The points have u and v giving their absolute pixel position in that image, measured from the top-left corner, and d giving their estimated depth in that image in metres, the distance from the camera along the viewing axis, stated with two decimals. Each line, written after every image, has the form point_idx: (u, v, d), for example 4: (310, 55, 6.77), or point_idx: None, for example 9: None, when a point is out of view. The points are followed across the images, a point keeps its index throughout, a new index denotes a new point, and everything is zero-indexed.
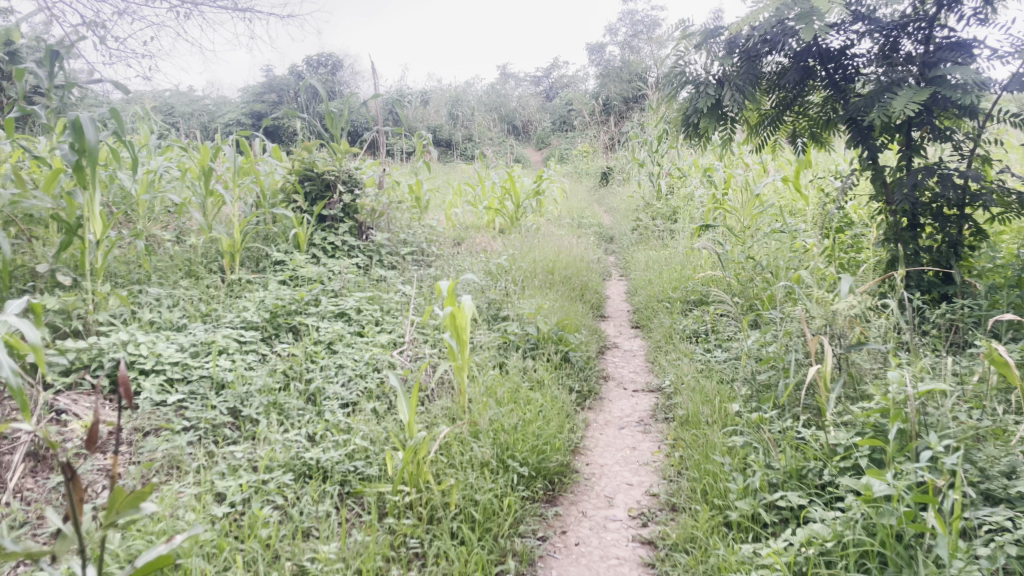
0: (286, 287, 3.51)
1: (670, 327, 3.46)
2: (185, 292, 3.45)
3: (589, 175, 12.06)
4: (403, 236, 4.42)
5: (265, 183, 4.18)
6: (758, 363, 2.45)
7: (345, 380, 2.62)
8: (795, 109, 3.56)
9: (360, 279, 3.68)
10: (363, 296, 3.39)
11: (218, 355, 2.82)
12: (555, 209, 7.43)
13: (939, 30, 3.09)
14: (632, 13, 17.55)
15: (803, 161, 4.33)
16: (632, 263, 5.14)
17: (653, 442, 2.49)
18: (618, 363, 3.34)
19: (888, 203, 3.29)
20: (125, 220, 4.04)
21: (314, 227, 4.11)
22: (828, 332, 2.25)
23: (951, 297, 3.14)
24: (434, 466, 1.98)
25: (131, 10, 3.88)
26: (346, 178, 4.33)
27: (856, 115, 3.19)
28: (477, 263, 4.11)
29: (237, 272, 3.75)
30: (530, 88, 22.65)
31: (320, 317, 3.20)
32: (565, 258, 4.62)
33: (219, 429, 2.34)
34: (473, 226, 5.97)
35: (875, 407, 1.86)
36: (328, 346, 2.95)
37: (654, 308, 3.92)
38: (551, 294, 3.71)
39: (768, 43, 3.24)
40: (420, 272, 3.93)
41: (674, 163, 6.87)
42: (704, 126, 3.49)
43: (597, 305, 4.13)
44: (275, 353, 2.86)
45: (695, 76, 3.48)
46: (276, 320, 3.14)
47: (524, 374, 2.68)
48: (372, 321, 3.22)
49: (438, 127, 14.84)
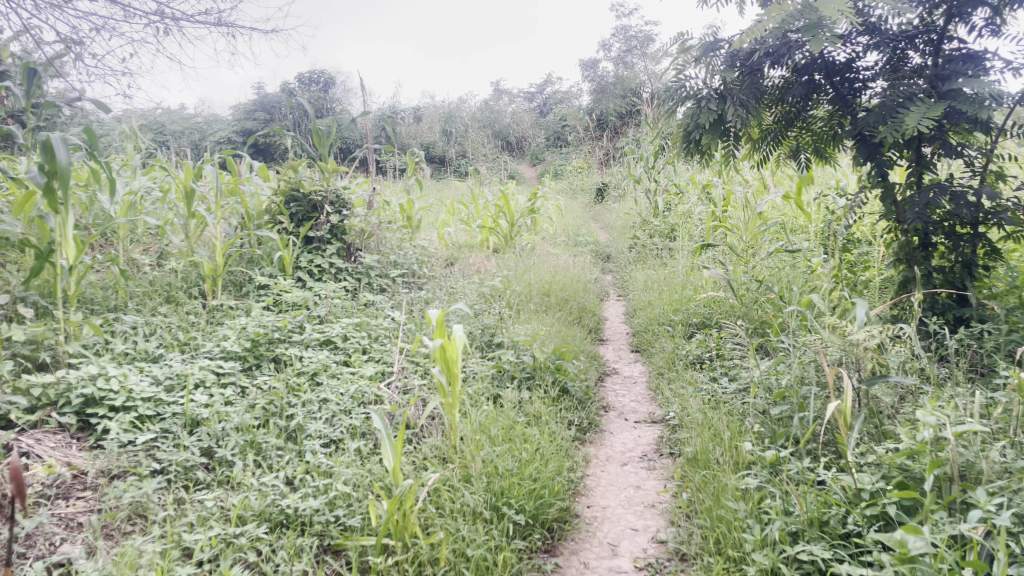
0: (270, 313, 3.35)
1: (673, 352, 3.31)
2: (163, 319, 3.29)
3: (584, 191, 11.95)
4: (393, 258, 4.26)
5: (249, 204, 4.03)
6: (770, 395, 2.30)
7: (328, 416, 2.45)
8: (799, 125, 3.42)
9: (348, 303, 3.52)
10: (350, 322, 3.23)
11: (194, 389, 2.65)
12: (551, 226, 7.30)
13: (948, 42, 2.97)
14: (626, 28, 17.52)
15: (807, 178, 4.19)
16: (630, 283, 4.99)
17: (658, 480, 2.32)
18: (619, 391, 3.17)
19: (898, 222, 3.15)
20: (103, 243, 3.88)
21: (300, 250, 3.96)
22: (846, 363, 2.10)
23: (967, 320, 2.97)
24: (422, 516, 1.82)
25: (109, 26, 3.74)
26: (333, 198, 4.17)
27: (864, 130, 3.05)
28: (470, 285, 3.96)
29: (219, 297, 3.59)
30: (524, 104, 22.60)
31: (304, 345, 3.03)
32: (562, 279, 4.47)
33: (191, 473, 2.18)
34: (467, 245, 5.82)
35: (903, 450, 1.71)
36: (312, 377, 2.78)
37: (655, 332, 3.77)
38: (548, 319, 3.55)
39: (772, 56, 3.10)
40: (411, 296, 3.77)
41: (672, 180, 6.74)
42: (706, 142, 3.35)
43: (595, 328, 3.98)
44: (255, 386, 2.70)
45: (695, 90, 3.33)
46: (257, 349, 2.98)
47: (519, 407, 2.52)
48: (359, 350, 3.05)
49: (432, 144, 14.74)
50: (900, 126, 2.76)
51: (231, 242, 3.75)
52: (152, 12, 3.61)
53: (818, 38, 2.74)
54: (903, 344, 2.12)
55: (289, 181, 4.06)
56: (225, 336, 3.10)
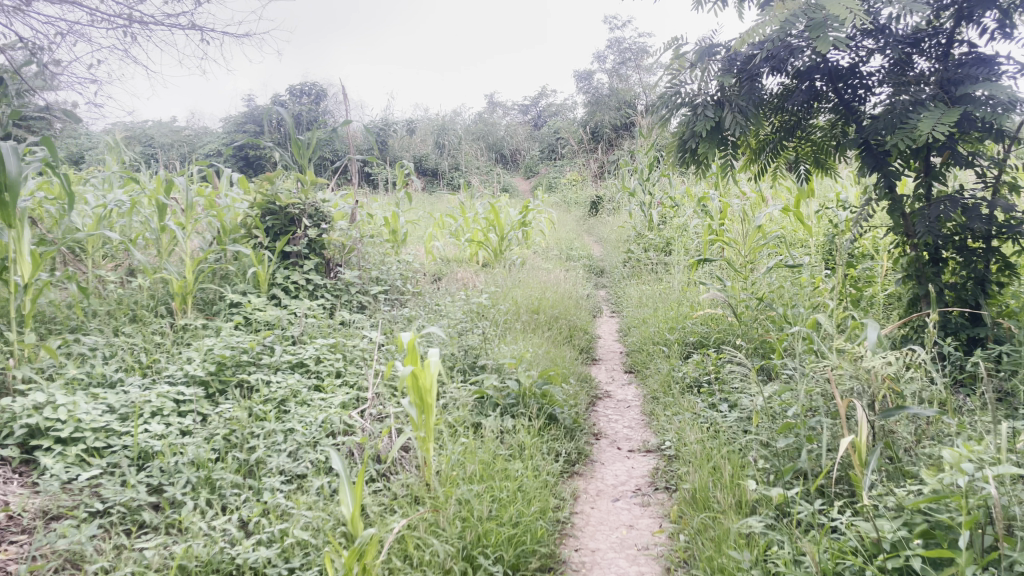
0: (239, 333, 3.15)
1: (668, 374, 3.12)
2: (126, 340, 3.08)
3: (578, 204, 11.76)
4: (375, 274, 4.06)
5: (226, 217, 3.83)
6: (774, 425, 2.11)
7: (293, 448, 2.25)
8: (799, 134, 3.24)
9: (323, 323, 3.31)
10: (324, 344, 3.03)
11: (149, 418, 2.44)
12: (543, 240, 7.11)
13: (958, 46, 2.80)
14: (620, 41, 17.44)
15: (807, 190, 4.01)
16: (624, 299, 4.81)
17: (653, 518, 2.11)
18: (611, 416, 2.97)
19: (907, 236, 2.96)
20: (69, 259, 3.68)
21: (276, 265, 3.75)
22: (859, 392, 1.90)
23: (982, 340, 2.78)
24: (385, 569, 1.61)
25: (76, 31, 3.56)
26: (312, 212, 3.96)
27: (870, 138, 2.86)
28: (455, 302, 3.76)
29: (188, 316, 3.39)
30: (518, 116, 22.49)
31: (273, 369, 2.82)
32: (552, 295, 4.28)
33: (137, 515, 1.96)
34: (455, 260, 5.63)
35: (927, 495, 1.51)
36: (279, 404, 2.58)
37: (649, 352, 3.57)
38: (536, 338, 3.36)
39: (771, 60, 2.92)
40: (392, 314, 3.57)
41: (666, 192, 6.56)
42: (704, 151, 3.14)
43: (586, 348, 3.78)
44: (217, 414, 2.49)
45: (691, 96, 3.13)
46: (222, 373, 2.76)
47: (502, 439, 2.32)
48: (332, 373, 2.85)
49: (425, 157, 14.58)
50: (912, 133, 2.58)
51: (202, 257, 3.55)
52: (120, 16, 3.43)
53: (825, 39, 2.56)
54: (920, 370, 1.93)
55: (267, 194, 3.84)
56: (188, 358, 2.89)
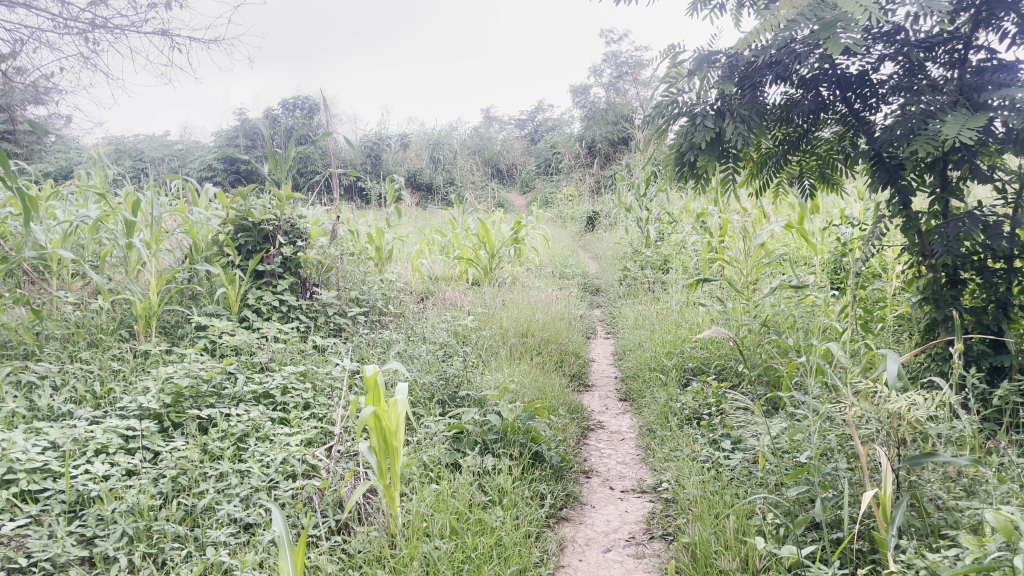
0: (205, 358, 2.92)
1: (666, 404, 2.89)
2: (80, 367, 2.84)
3: (574, 220, 11.56)
4: (355, 295, 3.84)
5: (199, 233, 3.59)
6: (785, 470, 1.88)
7: (246, 494, 2.01)
8: (803, 147, 3.04)
9: (296, 348, 3.09)
10: (293, 372, 2.81)
11: (93, 457, 2.20)
12: (537, 256, 6.90)
13: (976, 52, 2.57)
14: (616, 55, 17.31)
15: (811, 207, 3.81)
16: (620, 320, 4.59)
17: (648, 573, 1.85)
18: (604, 452, 2.73)
19: (923, 255, 2.73)
20: (29, 278, 3.45)
21: (248, 285, 3.52)
22: (883, 436, 1.67)
23: (1006, 369, 2.55)
24: None
25: (38, 36, 3.37)
26: (288, 227, 3.73)
27: (882, 150, 2.64)
28: (439, 325, 3.54)
29: (151, 340, 3.17)
30: (515, 131, 22.35)
31: (236, 401, 2.60)
32: (542, 317, 4.05)
33: (62, 573, 1.72)
34: (444, 278, 5.42)
35: (969, 565, 1.27)
36: (239, 441, 2.36)
37: (645, 380, 3.34)
38: (523, 365, 3.13)
39: (775, 67, 2.72)
40: (370, 338, 3.35)
41: (663, 208, 6.35)
42: (703, 164, 2.90)
43: (578, 374, 3.55)
44: (168, 453, 2.26)
45: (689, 105, 2.90)
46: (179, 404, 2.52)
47: (480, 483, 2.09)
48: (299, 406, 2.62)
49: (419, 171, 14.38)
50: (932, 143, 2.36)
51: (169, 276, 3.32)
52: (80, 20, 3.23)
53: (836, 39, 2.36)
54: (948, 410, 1.71)
55: (240, 209, 3.61)
56: (144, 387, 2.65)
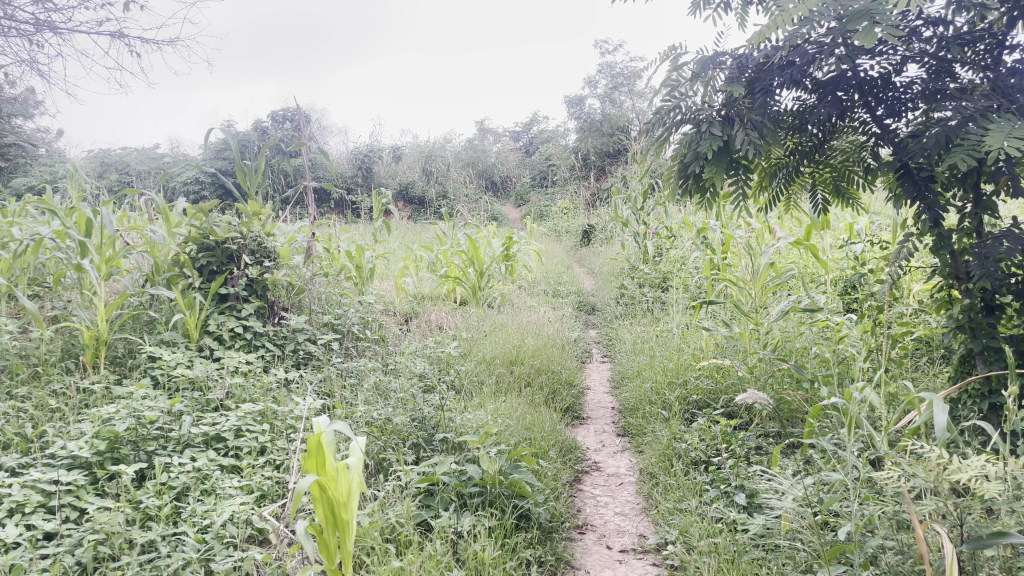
0: (155, 395, 2.61)
1: (670, 444, 2.59)
2: (13, 405, 2.53)
3: (570, 234, 11.30)
4: (330, 320, 3.54)
5: (158, 253, 3.29)
6: (822, 545, 1.57)
7: (176, 570, 1.70)
8: (816, 158, 2.75)
9: (258, 381, 2.78)
10: (250, 412, 2.50)
11: (4, 518, 1.87)
12: (530, 273, 6.62)
13: (1012, 51, 2.26)
14: (612, 66, 17.08)
15: (820, 222, 3.52)
16: (618, 343, 4.30)
17: None
18: (600, 500, 2.41)
19: (955, 278, 2.42)
20: None
21: (211, 310, 3.22)
22: (941, 512, 1.36)
23: None
24: None
25: None
26: (255, 247, 3.43)
27: (911, 161, 2.33)
28: (419, 354, 3.23)
29: (99, 372, 2.86)
30: (510, 143, 22.11)
31: (183, 446, 2.29)
32: (534, 341, 3.75)
33: None
34: (431, 297, 5.12)
35: None
36: (180, 496, 2.04)
37: (646, 414, 3.03)
38: (510, 400, 2.83)
39: (789, 68, 2.41)
40: (343, 368, 3.04)
41: (662, 222, 6.07)
42: (710, 177, 2.57)
43: (572, 407, 3.26)
44: (93, 512, 1.94)
45: (694, 110, 2.57)
46: (115, 452, 2.21)
47: (450, 552, 1.77)
48: (254, 451, 2.31)
49: (411, 184, 14.12)
50: (971, 152, 2.05)
51: (121, 301, 3.02)
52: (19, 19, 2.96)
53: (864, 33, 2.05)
54: (1017, 476, 1.40)
55: (201, 226, 3.29)
56: (78, 431, 2.34)
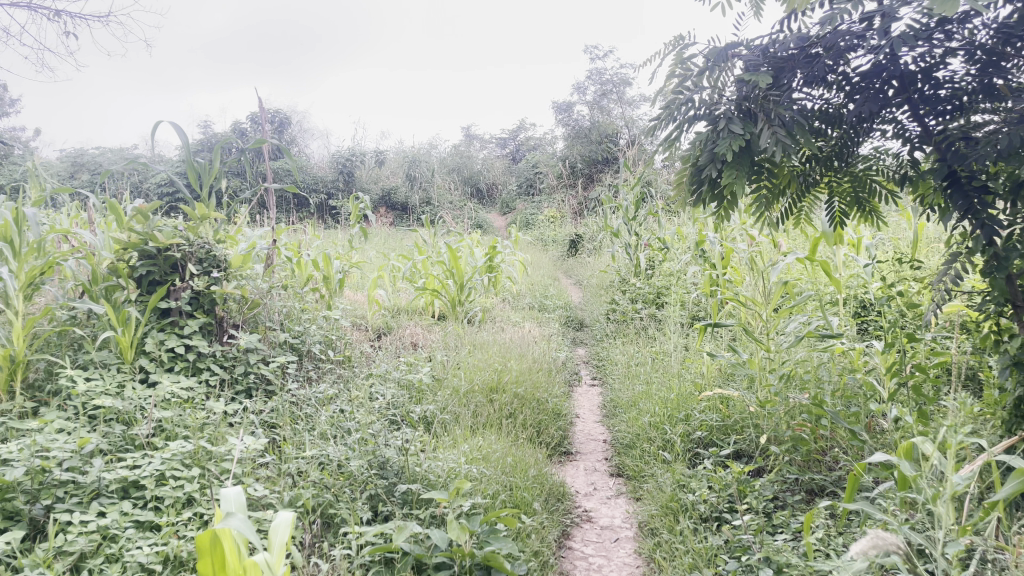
0: (68, 431, 2.20)
1: (673, 494, 2.21)
2: None
3: (556, 245, 10.99)
4: (288, 339, 3.17)
5: (95, 261, 2.89)
6: None
7: None
8: (836, 166, 2.35)
9: (195, 413, 2.39)
10: (178, 454, 2.11)
11: None
12: (515, 284, 6.27)
13: None
14: (601, 72, 16.76)
15: (832, 236, 3.17)
16: (610, 364, 3.94)
17: None
18: (592, 562, 2.04)
19: (1006, 308, 2.05)
20: None
21: (149, 327, 2.82)
22: None
23: None
24: None
25: None
26: (202, 255, 3.02)
27: (963, 169, 1.95)
28: (385, 382, 2.86)
29: (12, 399, 2.44)
30: (497, 150, 21.76)
31: (93, 498, 1.89)
32: (517, 363, 3.39)
33: None
34: (407, 311, 4.75)
35: None
36: (79, 566, 1.64)
37: (644, 455, 2.67)
38: (486, 439, 2.46)
39: (817, 59, 2.02)
40: (297, 396, 2.66)
41: (655, 233, 5.73)
42: (726, 182, 2.19)
43: (558, 441, 2.88)
44: None
45: (709, 104, 2.19)
46: (4, 505, 1.79)
47: None
48: (178, 503, 1.92)
49: (395, 190, 13.74)
50: None
51: (43, 315, 2.60)
52: None
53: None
54: None
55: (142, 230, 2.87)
56: None
